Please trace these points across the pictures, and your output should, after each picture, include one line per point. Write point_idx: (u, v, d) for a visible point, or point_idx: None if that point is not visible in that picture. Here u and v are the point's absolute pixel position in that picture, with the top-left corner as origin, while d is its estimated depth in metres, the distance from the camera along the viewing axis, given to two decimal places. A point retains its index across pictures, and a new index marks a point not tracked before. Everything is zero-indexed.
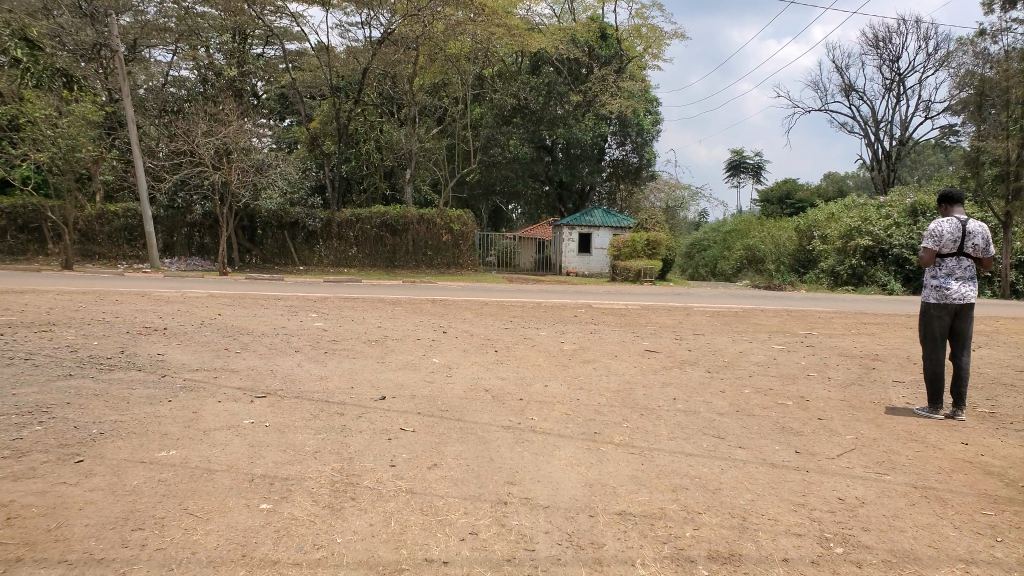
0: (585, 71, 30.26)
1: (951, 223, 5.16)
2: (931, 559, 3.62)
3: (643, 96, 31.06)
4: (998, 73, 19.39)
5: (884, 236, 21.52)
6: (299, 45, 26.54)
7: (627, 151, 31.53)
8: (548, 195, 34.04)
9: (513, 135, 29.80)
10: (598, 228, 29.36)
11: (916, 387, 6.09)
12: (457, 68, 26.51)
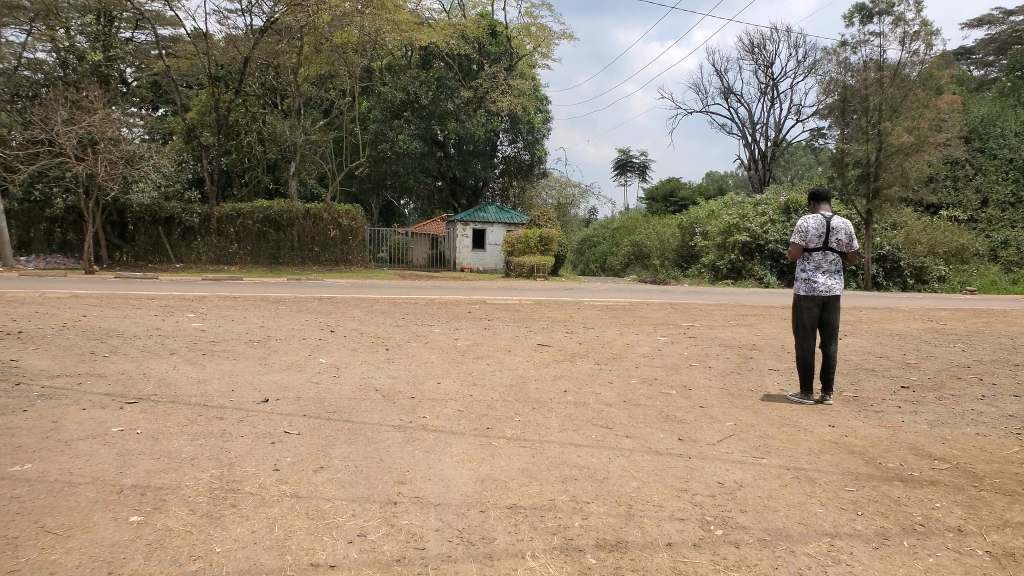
0: (475, 67, 30.41)
1: (817, 220, 5.49)
2: (800, 536, 3.85)
3: (533, 95, 31.61)
4: (859, 81, 20.69)
5: (760, 232, 22.77)
6: (173, 31, 25.35)
7: (519, 149, 31.98)
8: (440, 190, 33.48)
9: (403, 131, 29.46)
10: (491, 224, 29.48)
11: (789, 374, 6.47)
12: (344, 60, 26.01)
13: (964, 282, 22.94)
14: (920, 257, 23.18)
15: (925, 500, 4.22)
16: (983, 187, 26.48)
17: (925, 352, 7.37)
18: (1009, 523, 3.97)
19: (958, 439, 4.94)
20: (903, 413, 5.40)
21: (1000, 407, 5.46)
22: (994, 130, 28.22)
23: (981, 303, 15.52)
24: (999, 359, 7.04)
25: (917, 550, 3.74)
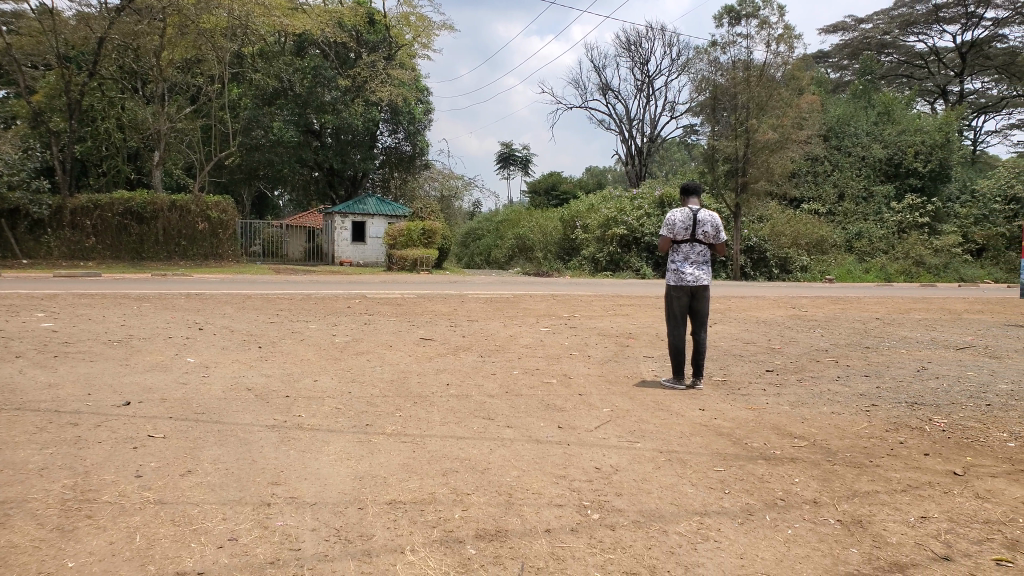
0: (353, 56, 29.82)
1: (684, 213, 5.75)
2: (672, 515, 4.02)
3: (413, 86, 31.39)
4: (729, 80, 21.65)
5: (637, 225, 23.61)
6: (14, 5, 23.27)
7: (400, 139, 31.69)
8: (317, 180, 33.05)
9: (277, 117, 28.93)
10: (371, 216, 28.98)
11: (664, 361, 6.73)
12: (212, 45, 24.61)
13: (824, 271, 24.65)
14: (784, 249, 24.41)
15: (785, 476, 4.50)
16: (840, 182, 28.40)
17: (788, 337, 7.87)
18: (857, 494, 4.30)
19: (815, 417, 5.30)
20: (767, 395, 5.74)
21: (852, 386, 5.92)
22: (850, 129, 29.93)
23: (831, 290, 16.81)
24: (851, 342, 7.62)
25: (777, 523, 4.00)
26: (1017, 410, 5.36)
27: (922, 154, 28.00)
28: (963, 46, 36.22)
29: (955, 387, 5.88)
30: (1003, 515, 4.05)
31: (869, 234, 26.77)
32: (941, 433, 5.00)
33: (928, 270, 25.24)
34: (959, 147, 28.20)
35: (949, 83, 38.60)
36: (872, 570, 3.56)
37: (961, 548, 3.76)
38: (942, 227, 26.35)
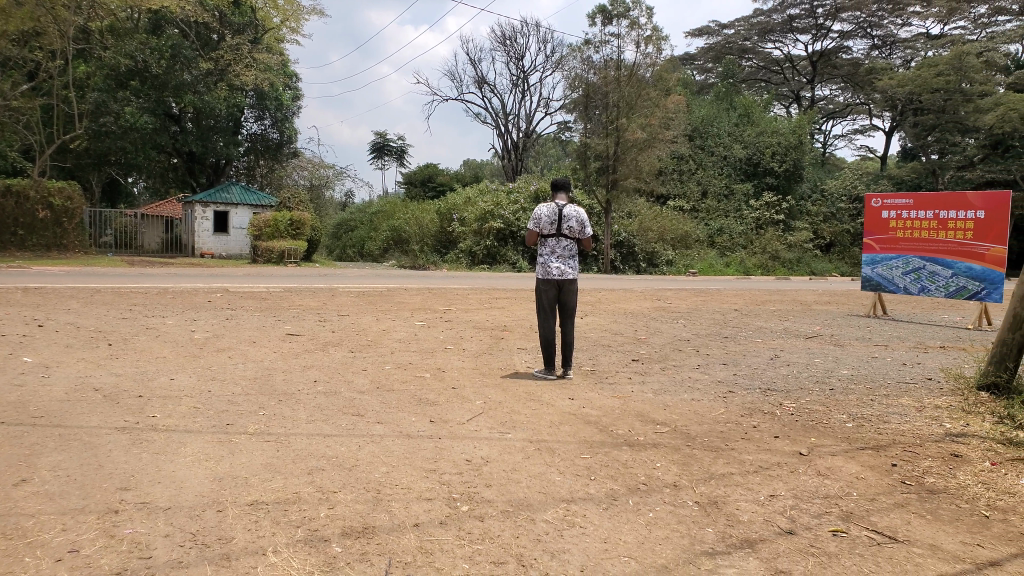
0: (216, 37, 28.31)
1: (550, 208, 5.88)
2: (540, 504, 4.10)
3: (281, 71, 30.42)
4: (600, 79, 22.23)
5: (514, 219, 23.85)
6: None
7: (267, 126, 30.88)
8: (176, 166, 31.37)
9: (130, 103, 26.78)
10: (235, 206, 27.90)
11: (536, 352, 6.87)
12: (56, 20, 22.33)
13: (687, 265, 25.69)
14: (651, 244, 25.23)
15: (647, 461, 4.70)
16: (703, 180, 29.87)
17: (653, 328, 8.22)
18: (714, 476, 4.56)
19: (677, 404, 5.57)
20: (633, 383, 5.98)
21: (711, 374, 6.27)
22: (712, 130, 31.71)
23: (694, 283, 17.69)
24: (711, 332, 8.06)
25: (640, 507, 4.17)
26: (853, 393, 5.87)
27: (778, 155, 29.80)
28: (814, 55, 38.84)
29: (803, 372, 6.37)
30: (840, 490, 4.42)
31: (730, 230, 28.05)
32: (789, 416, 5.39)
33: (783, 264, 26.66)
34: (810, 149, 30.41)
35: (802, 89, 41.25)
36: (725, 547, 3.78)
37: (805, 522, 4.07)
38: (795, 224, 28.45)
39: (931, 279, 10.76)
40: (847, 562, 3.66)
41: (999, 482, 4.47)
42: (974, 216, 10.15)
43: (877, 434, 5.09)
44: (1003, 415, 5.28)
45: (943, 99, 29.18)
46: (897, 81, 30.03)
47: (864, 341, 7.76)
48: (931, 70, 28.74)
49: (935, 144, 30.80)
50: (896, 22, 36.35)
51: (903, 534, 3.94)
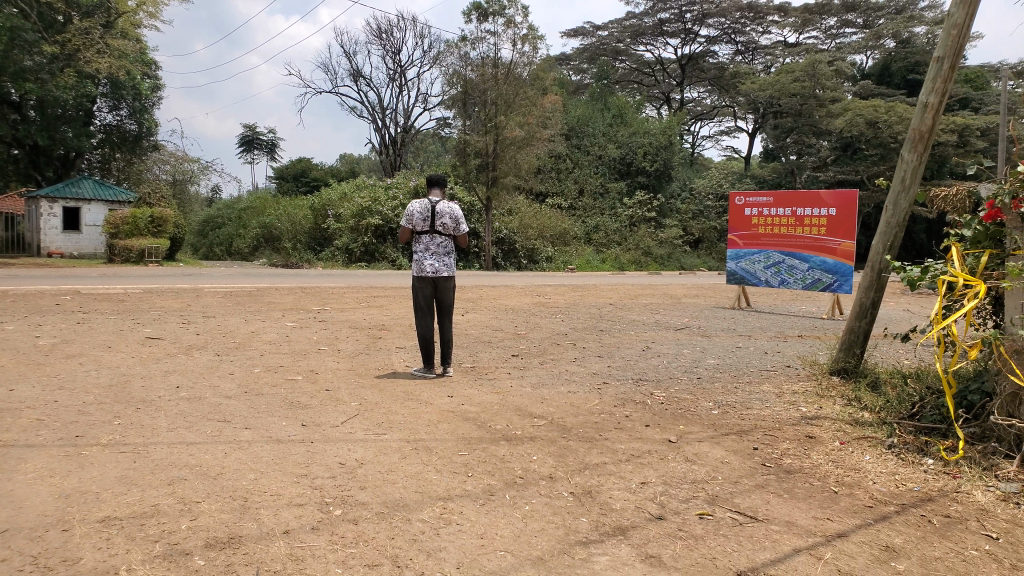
0: (62, 19, 25.23)
1: (423, 205, 6.02)
2: (416, 504, 4.05)
3: (138, 58, 28.20)
4: (478, 76, 22.00)
5: (392, 216, 23.57)
6: None
7: (122, 117, 28.78)
8: (16, 159, 28.52)
9: None
10: (87, 202, 26.06)
11: (415, 351, 6.83)
12: None
13: (565, 262, 26.20)
14: (532, 240, 25.47)
15: (524, 455, 4.75)
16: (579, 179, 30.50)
17: (531, 323, 8.35)
18: (588, 466, 4.67)
19: (554, 397, 5.67)
20: (512, 378, 6.04)
21: (587, 366, 6.44)
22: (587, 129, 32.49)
23: (572, 279, 18.14)
24: (587, 326, 8.28)
25: (517, 500, 4.21)
26: (718, 380, 6.19)
27: (649, 154, 31.44)
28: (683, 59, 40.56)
29: (673, 363, 6.65)
30: (706, 474, 4.63)
31: (606, 227, 28.77)
32: (659, 405, 5.60)
33: (655, 259, 28.33)
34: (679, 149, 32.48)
35: (672, 91, 41.96)
36: (598, 535, 3.88)
37: (673, 507, 4.24)
38: (666, 222, 29.78)
39: (789, 273, 11.50)
40: (712, 543, 3.84)
41: (847, 459, 4.83)
42: (826, 213, 10.93)
43: (739, 420, 5.38)
44: (850, 398, 5.72)
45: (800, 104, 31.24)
46: (758, 85, 31.27)
47: (728, 331, 8.20)
48: (789, 75, 30.59)
49: (793, 146, 32.90)
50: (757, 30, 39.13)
51: (762, 513, 4.18)
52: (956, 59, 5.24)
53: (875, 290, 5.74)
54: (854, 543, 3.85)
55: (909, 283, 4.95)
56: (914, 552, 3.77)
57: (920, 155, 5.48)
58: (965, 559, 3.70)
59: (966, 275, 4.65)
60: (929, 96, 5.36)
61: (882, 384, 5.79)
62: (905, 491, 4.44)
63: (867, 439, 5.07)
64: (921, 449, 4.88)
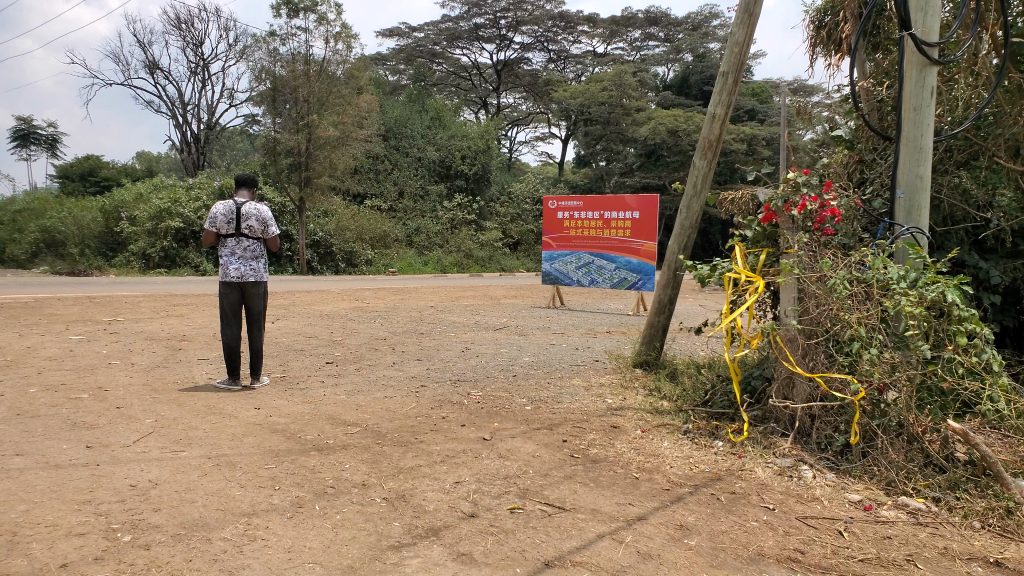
0: None
1: (228, 207, 5.83)
2: (217, 522, 3.85)
3: None
4: (288, 72, 19.45)
5: (196, 218, 21.10)
6: None
7: None
8: None
9: None
10: None
11: (220, 362, 6.51)
12: None
13: (387, 265, 24.40)
14: (350, 243, 23.49)
15: (336, 464, 4.66)
16: (399, 180, 28.03)
17: (349, 328, 8.23)
18: (402, 470, 4.66)
19: (368, 403, 5.61)
20: (325, 387, 5.90)
21: (405, 370, 6.43)
22: (406, 130, 29.71)
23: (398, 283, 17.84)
24: (407, 329, 8.30)
25: (329, 510, 4.12)
26: (532, 377, 6.41)
27: (467, 158, 29.72)
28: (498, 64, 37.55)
29: (490, 362, 6.81)
30: (518, 469, 4.76)
31: (426, 229, 27.02)
32: (475, 404, 5.71)
33: (476, 261, 27.10)
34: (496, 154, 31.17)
35: (489, 96, 38.76)
36: (410, 538, 3.88)
37: (485, 504, 4.32)
38: (485, 225, 28.62)
39: (599, 273, 12.14)
40: (522, 536, 3.96)
41: (647, 446, 5.15)
42: (630, 216, 11.65)
43: (551, 414, 5.59)
44: (651, 388, 6.13)
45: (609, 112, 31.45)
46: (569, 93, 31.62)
47: (543, 330, 8.52)
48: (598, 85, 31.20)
49: (602, 152, 33.35)
50: (568, 38, 37.73)
51: (570, 503, 4.37)
52: (739, 75, 5.70)
53: (671, 286, 6.22)
54: (652, 525, 4.13)
55: (699, 279, 5.30)
56: (703, 528, 4.10)
57: (709, 161, 5.94)
58: (746, 530, 4.08)
59: (747, 272, 5.06)
60: (716, 107, 5.82)
61: (679, 374, 6.29)
62: (698, 472, 4.79)
63: (665, 426, 5.44)
64: (712, 433, 5.30)
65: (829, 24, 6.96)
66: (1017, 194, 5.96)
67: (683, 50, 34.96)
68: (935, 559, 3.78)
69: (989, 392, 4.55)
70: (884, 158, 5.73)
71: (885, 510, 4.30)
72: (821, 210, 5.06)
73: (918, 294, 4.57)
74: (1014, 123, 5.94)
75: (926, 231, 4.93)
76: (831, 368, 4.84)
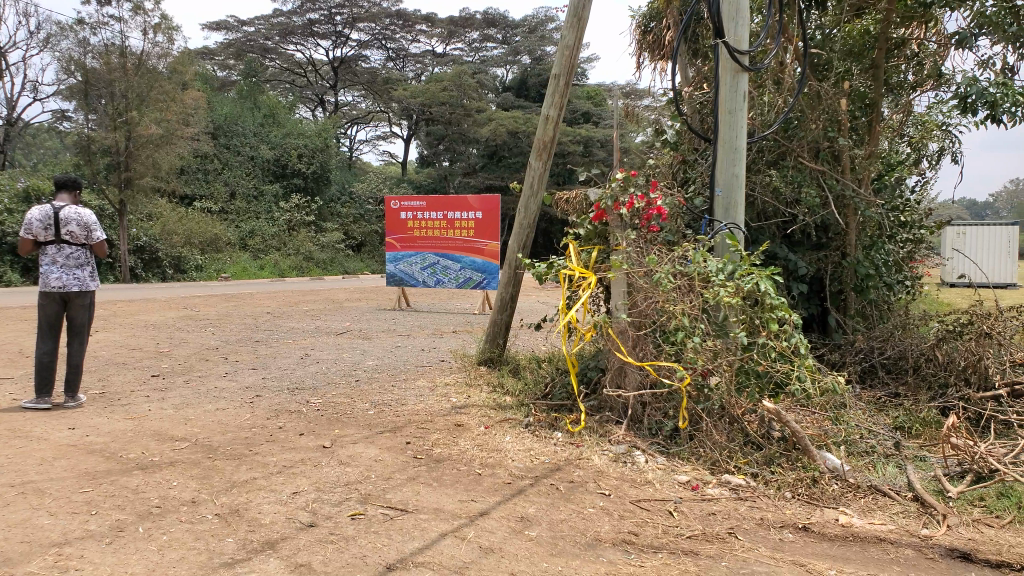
0: None
1: (45, 211, 5.36)
2: (22, 556, 3.49)
3: None
4: (102, 64, 17.84)
5: None
6: None
7: None
8: None
9: None
10: None
11: (26, 381, 5.98)
12: None
13: (219, 269, 22.38)
14: (176, 247, 21.27)
15: (162, 482, 4.37)
16: (230, 181, 26.01)
17: (178, 339, 7.88)
18: (235, 484, 4.42)
19: (198, 416, 5.38)
20: (150, 402, 5.60)
21: (239, 380, 6.28)
22: (238, 128, 27.58)
23: (231, 289, 16.98)
24: (242, 337, 8.15)
25: (153, 532, 3.81)
26: (375, 381, 6.43)
27: (304, 156, 28.16)
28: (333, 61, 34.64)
29: (329, 368, 6.80)
30: (359, 475, 4.65)
31: (261, 232, 25.39)
32: (314, 412, 5.60)
33: (316, 264, 26.13)
34: (336, 153, 29.81)
35: (326, 94, 35.76)
36: (244, 553, 3.65)
37: (324, 512, 4.16)
38: (325, 225, 27.62)
39: (444, 273, 12.21)
40: (362, 542, 3.83)
41: (489, 442, 5.21)
42: (473, 216, 11.79)
43: (394, 417, 5.56)
44: (494, 384, 6.29)
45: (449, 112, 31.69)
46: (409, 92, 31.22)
47: (387, 332, 8.81)
48: (439, 85, 31.21)
49: (444, 152, 33.52)
50: (407, 36, 36.09)
51: (412, 504, 4.30)
52: (569, 77, 5.88)
53: (513, 285, 6.41)
54: (494, 519, 4.15)
55: (537, 277, 5.44)
56: (543, 518, 4.18)
57: (544, 161, 6.10)
58: (583, 517, 4.20)
59: (581, 269, 5.24)
60: (549, 109, 5.97)
61: (520, 369, 6.51)
62: (537, 464, 4.89)
63: (508, 421, 5.55)
64: (552, 425, 5.47)
65: (654, 31, 7.35)
66: (818, 190, 6.54)
67: (521, 52, 35.17)
68: (753, 530, 4.07)
69: (798, 374, 4.89)
70: (705, 158, 6.18)
71: (710, 489, 4.56)
72: (647, 208, 5.31)
73: (735, 285, 4.84)
74: (812, 128, 6.54)
75: (741, 226, 5.28)
76: (659, 357, 5.07)
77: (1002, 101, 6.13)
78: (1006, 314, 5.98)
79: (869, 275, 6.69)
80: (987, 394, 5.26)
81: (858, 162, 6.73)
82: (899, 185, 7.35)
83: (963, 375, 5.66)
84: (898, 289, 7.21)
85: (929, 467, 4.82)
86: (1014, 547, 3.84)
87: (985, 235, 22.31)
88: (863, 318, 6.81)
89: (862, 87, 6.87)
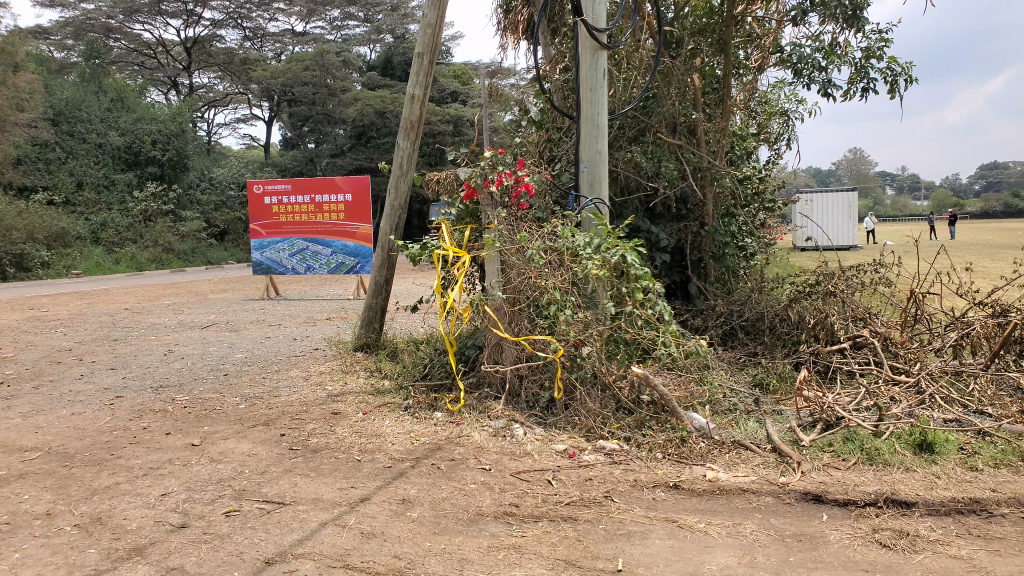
0: None
1: None
2: None
3: None
4: None
5: None
6: None
7: None
8: None
9: None
10: None
11: None
12: None
13: (68, 267, 20.58)
14: (17, 244, 19.03)
15: (12, 496, 4.06)
16: (76, 169, 23.61)
17: (24, 342, 7.35)
18: (96, 492, 4.17)
19: (50, 424, 5.06)
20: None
21: (96, 382, 5.94)
22: (82, 115, 24.63)
23: (81, 286, 15.83)
24: (97, 337, 7.69)
25: (4, 551, 3.51)
26: (246, 374, 6.26)
27: (158, 143, 26.09)
28: (186, 42, 32.85)
29: (196, 363, 6.55)
30: (232, 471, 4.49)
31: (114, 223, 23.70)
32: (181, 410, 5.38)
33: (176, 256, 25.01)
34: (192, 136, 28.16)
35: (179, 75, 34.19)
36: (108, 564, 3.43)
37: (196, 512, 3.98)
38: (185, 214, 25.99)
39: (315, 258, 11.95)
40: (238, 539, 3.70)
41: (368, 428, 5.16)
42: (342, 199, 11.61)
43: (267, 410, 5.44)
44: (373, 369, 6.29)
45: (313, 92, 31.00)
46: (268, 73, 30.19)
47: (256, 323, 8.54)
48: (299, 64, 30.40)
49: (310, 134, 32.94)
50: (264, 15, 34.69)
51: (290, 497, 4.17)
52: (433, 55, 5.86)
53: (386, 268, 6.43)
54: (375, 504, 4.11)
55: (410, 258, 5.42)
56: (425, 498, 4.19)
57: (412, 141, 6.10)
58: (465, 494, 4.24)
59: (455, 249, 5.27)
60: (414, 88, 5.93)
61: (399, 353, 6.54)
62: (418, 446, 4.89)
63: (387, 405, 5.54)
64: (431, 406, 5.50)
65: (513, 10, 7.43)
66: (677, 164, 6.92)
67: (384, 31, 34.31)
68: (627, 492, 4.24)
69: (663, 340, 5.08)
70: (570, 136, 6.39)
71: (586, 455, 4.71)
72: (516, 185, 5.42)
73: (603, 258, 4.99)
74: (669, 104, 6.88)
75: (605, 201, 5.47)
76: (534, 331, 5.18)
77: (826, 73, 6.59)
78: (847, 273, 6.50)
79: (726, 243, 7.13)
80: (834, 348, 5.70)
81: (712, 136, 7.16)
82: (747, 158, 7.85)
83: (812, 332, 6.10)
84: (751, 257, 7.72)
85: (786, 420, 5.16)
86: (859, 486, 4.18)
87: (826, 201, 24.02)
88: (722, 284, 7.25)
89: (712, 65, 7.23)
